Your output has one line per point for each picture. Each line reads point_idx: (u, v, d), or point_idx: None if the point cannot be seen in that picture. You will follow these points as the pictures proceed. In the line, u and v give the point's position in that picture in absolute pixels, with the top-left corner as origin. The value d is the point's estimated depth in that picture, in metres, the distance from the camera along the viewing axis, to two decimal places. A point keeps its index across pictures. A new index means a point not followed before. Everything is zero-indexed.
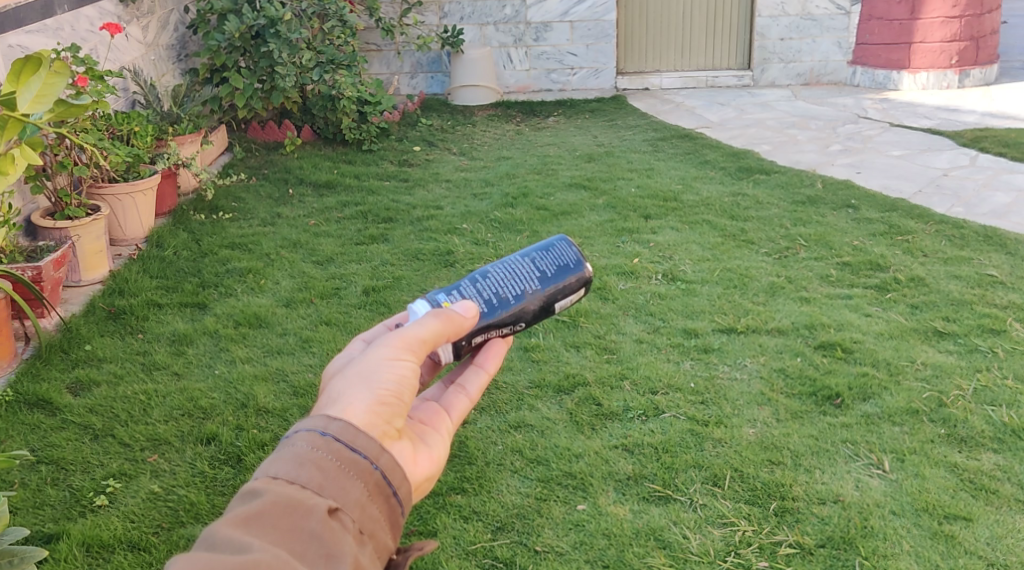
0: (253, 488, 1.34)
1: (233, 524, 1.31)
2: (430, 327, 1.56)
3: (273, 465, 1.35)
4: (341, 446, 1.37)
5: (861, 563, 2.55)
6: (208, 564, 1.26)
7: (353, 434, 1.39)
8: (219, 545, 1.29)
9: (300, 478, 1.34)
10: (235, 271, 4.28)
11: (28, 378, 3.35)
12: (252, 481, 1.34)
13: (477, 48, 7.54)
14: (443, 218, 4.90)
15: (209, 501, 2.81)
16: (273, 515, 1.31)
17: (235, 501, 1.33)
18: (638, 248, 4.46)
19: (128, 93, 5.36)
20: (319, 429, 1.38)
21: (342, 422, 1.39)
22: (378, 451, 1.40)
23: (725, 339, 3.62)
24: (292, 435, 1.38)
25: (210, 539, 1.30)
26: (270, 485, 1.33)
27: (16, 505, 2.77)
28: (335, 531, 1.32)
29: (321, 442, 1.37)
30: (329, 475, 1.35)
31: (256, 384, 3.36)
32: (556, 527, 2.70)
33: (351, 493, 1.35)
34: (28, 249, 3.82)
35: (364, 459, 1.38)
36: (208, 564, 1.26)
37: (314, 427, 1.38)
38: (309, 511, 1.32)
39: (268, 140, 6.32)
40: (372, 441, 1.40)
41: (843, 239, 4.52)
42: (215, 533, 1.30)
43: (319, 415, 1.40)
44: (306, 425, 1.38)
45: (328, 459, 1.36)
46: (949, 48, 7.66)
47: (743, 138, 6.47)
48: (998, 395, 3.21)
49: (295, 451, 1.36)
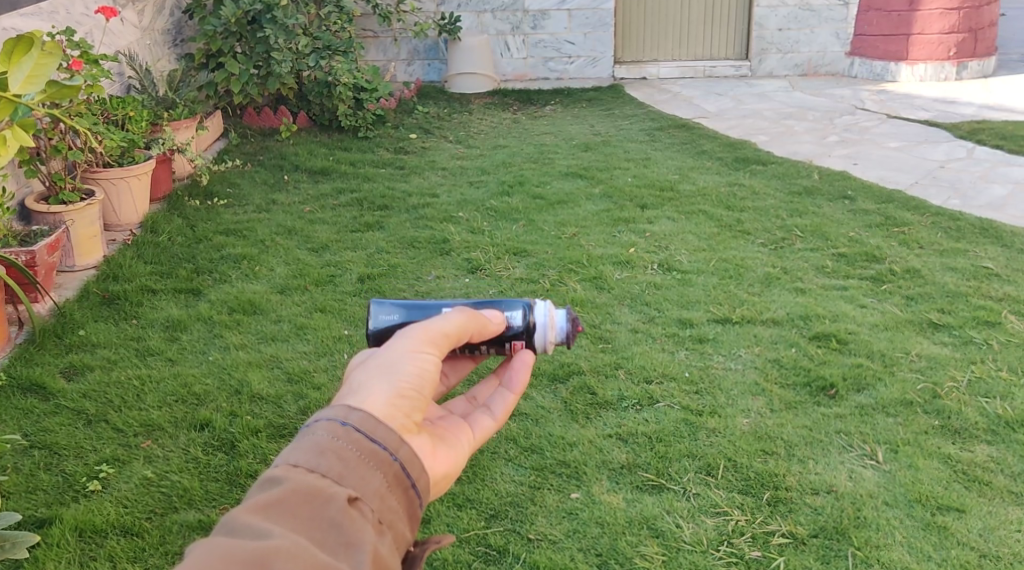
0: (272, 477, 1.26)
1: (252, 510, 1.23)
2: (454, 323, 1.52)
3: (292, 453, 1.28)
4: (361, 436, 1.30)
5: (854, 553, 2.55)
6: (226, 551, 1.18)
7: (374, 425, 1.32)
8: (237, 531, 1.21)
9: (319, 466, 1.26)
10: (229, 257, 4.27)
11: (22, 362, 3.34)
12: (271, 469, 1.27)
13: (474, 36, 7.51)
14: (439, 206, 4.89)
15: (202, 486, 2.81)
16: (292, 503, 1.23)
17: (254, 489, 1.25)
18: (634, 238, 4.45)
19: (123, 77, 5.33)
20: (339, 418, 1.31)
21: (363, 413, 1.33)
22: (398, 442, 1.33)
23: (720, 329, 3.62)
24: (312, 424, 1.31)
25: (228, 526, 1.22)
26: (290, 473, 1.26)
27: (8, 489, 2.76)
28: (355, 520, 1.24)
29: (341, 431, 1.30)
30: (350, 464, 1.28)
31: (250, 370, 3.35)
32: (550, 515, 2.69)
33: (371, 484, 1.28)
34: (21, 233, 3.80)
35: (384, 450, 1.31)
36: (226, 550, 1.18)
37: (335, 417, 1.31)
38: (329, 499, 1.24)
39: (264, 126, 6.27)
40: (392, 432, 1.33)
41: (839, 230, 4.52)
42: (233, 519, 1.22)
43: (339, 405, 1.34)
44: (326, 415, 1.32)
45: (349, 449, 1.29)
46: (948, 40, 7.63)
47: (740, 128, 6.46)
48: (993, 387, 3.21)
49: (315, 439, 1.29)
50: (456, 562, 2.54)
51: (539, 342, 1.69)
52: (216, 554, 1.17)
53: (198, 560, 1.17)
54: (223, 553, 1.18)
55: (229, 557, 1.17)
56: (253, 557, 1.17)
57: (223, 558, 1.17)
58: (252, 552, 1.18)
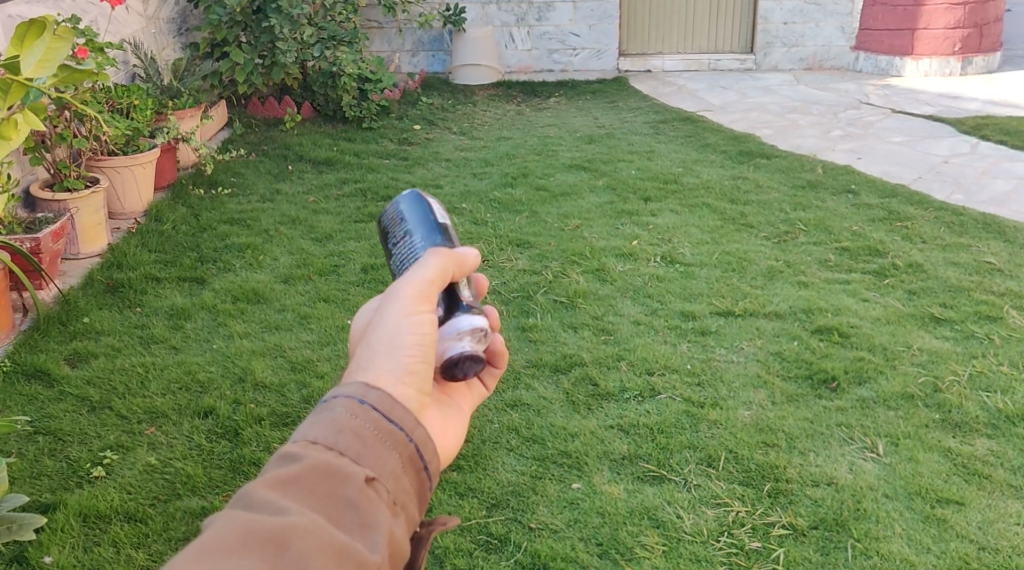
0: (290, 452, 1.26)
1: (271, 485, 1.23)
2: (434, 266, 1.50)
3: (310, 430, 1.28)
4: (378, 416, 1.31)
5: (853, 545, 2.56)
6: (246, 526, 1.18)
7: (390, 405, 1.33)
8: (255, 506, 1.21)
9: (338, 444, 1.27)
10: (233, 246, 4.28)
11: (26, 349, 3.36)
12: (289, 445, 1.27)
13: (478, 27, 7.51)
14: (442, 197, 4.89)
15: (205, 473, 2.82)
16: (311, 480, 1.23)
17: (272, 464, 1.26)
18: (637, 230, 4.46)
19: (128, 66, 5.35)
20: (357, 396, 1.32)
21: (380, 392, 1.34)
22: (414, 424, 1.34)
23: (722, 322, 3.62)
24: (331, 400, 1.31)
25: (245, 499, 1.22)
26: (309, 450, 1.26)
27: (14, 474, 2.78)
28: (372, 500, 1.24)
29: (359, 409, 1.31)
30: (367, 444, 1.28)
31: (253, 359, 3.36)
32: (550, 505, 2.71)
33: (387, 464, 1.28)
34: (26, 220, 3.81)
35: (400, 430, 1.32)
36: (245, 525, 1.18)
37: (352, 395, 1.32)
38: (347, 478, 1.24)
39: (268, 116, 6.28)
40: (407, 413, 1.34)
41: (842, 224, 4.52)
42: (251, 492, 1.22)
43: (354, 383, 1.34)
44: (343, 392, 1.32)
45: (366, 427, 1.29)
46: (953, 35, 7.63)
47: (745, 122, 6.46)
48: (993, 381, 3.22)
49: (334, 416, 1.29)
50: (457, 550, 2.56)
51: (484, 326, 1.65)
52: (235, 529, 1.17)
53: (216, 535, 1.17)
54: (243, 528, 1.18)
55: (249, 533, 1.17)
56: (273, 533, 1.17)
57: (243, 532, 1.17)
58: (272, 529, 1.18)
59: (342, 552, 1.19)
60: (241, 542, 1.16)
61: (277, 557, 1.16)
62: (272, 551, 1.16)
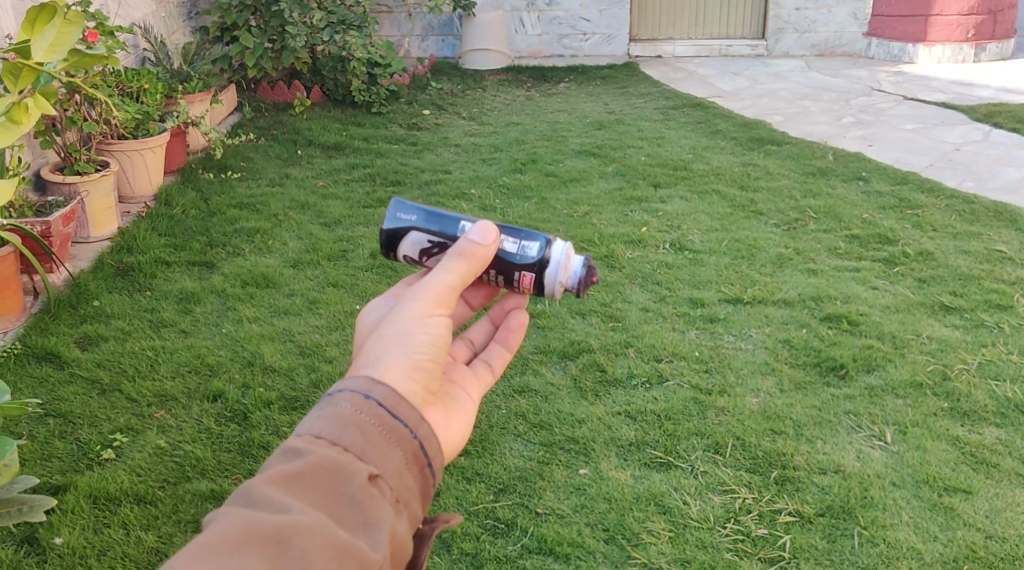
0: (295, 447, 1.23)
1: (274, 482, 1.20)
2: (458, 270, 1.42)
3: (315, 423, 1.25)
4: (383, 411, 1.27)
5: (860, 532, 2.56)
6: (247, 523, 1.15)
7: (396, 400, 1.29)
8: (255, 503, 1.18)
9: (342, 440, 1.23)
10: (243, 230, 4.29)
11: (37, 332, 3.37)
12: (293, 439, 1.24)
13: (489, 12, 7.48)
14: (451, 183, 4.90)
15: (215, 456, 2.83)
16: (313, 477, 1.20)
17: (275, 459, 1.22)
18: (646, 217, 4.45)
19: (138, 50, 5.36)
20: (362, 391, 1.28)
21: (386, 387, 1.29)
22: (419, 420, 1.29)
23: (731, 309, 3.62)
24: (335, 395, 1.27)
25: (247, 495, 1.19)
26: (314, 445, 1.23)
27: (24, 456, 2.80)
28: (375, 498, 1.21)
29: (364, 404, 1.27)
30: (372, 440, 1.24)
31: (263, 343, 3.38)
32: (557, 490, 2.72)
33: (390, 461, 1.25)
34: (36, 204, 3.82)
35: (404, 428, 1.28)
36: (247, 523, 1.15)
37: (358, 390, 1.28)
38: (349, 477, 1.21)
39: (278, 101, 6.27)
40: (413, 409, 1.30)
41: (853, 211, 4.51)
42: (252, 490, 1.19)
43: (360, 376, 1.30)
44: (349, 386, 1.28)
45: (371, 423, 1.26)
46: (967, 22, 7.58)
47: (756, 108, 6.43)
48: (1002, 369, 3.21)
49: (338, 411, 1.25)
50: (465, 534, 2.57)
51: (551, 284, 1.63)
52: (236, 528, 1.15)
53: (216, 533, 1.14)
54: (243, 526, 1.15)
55: (252, 533, 1.14)
56: (275, 532, 1.15)
57: (244, 530, 1.14)
58: (273, 528, 1.15)
59: (344, 553, 1.16)
60: (241, 540, 1.14)
61: (278, 556, 1.14)
62: (273, 550, 1.14)
